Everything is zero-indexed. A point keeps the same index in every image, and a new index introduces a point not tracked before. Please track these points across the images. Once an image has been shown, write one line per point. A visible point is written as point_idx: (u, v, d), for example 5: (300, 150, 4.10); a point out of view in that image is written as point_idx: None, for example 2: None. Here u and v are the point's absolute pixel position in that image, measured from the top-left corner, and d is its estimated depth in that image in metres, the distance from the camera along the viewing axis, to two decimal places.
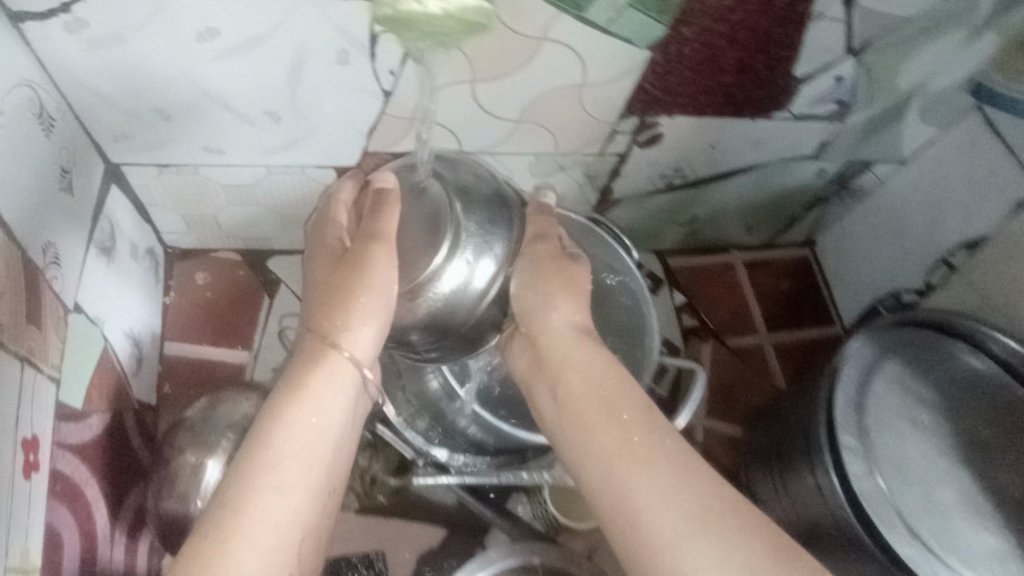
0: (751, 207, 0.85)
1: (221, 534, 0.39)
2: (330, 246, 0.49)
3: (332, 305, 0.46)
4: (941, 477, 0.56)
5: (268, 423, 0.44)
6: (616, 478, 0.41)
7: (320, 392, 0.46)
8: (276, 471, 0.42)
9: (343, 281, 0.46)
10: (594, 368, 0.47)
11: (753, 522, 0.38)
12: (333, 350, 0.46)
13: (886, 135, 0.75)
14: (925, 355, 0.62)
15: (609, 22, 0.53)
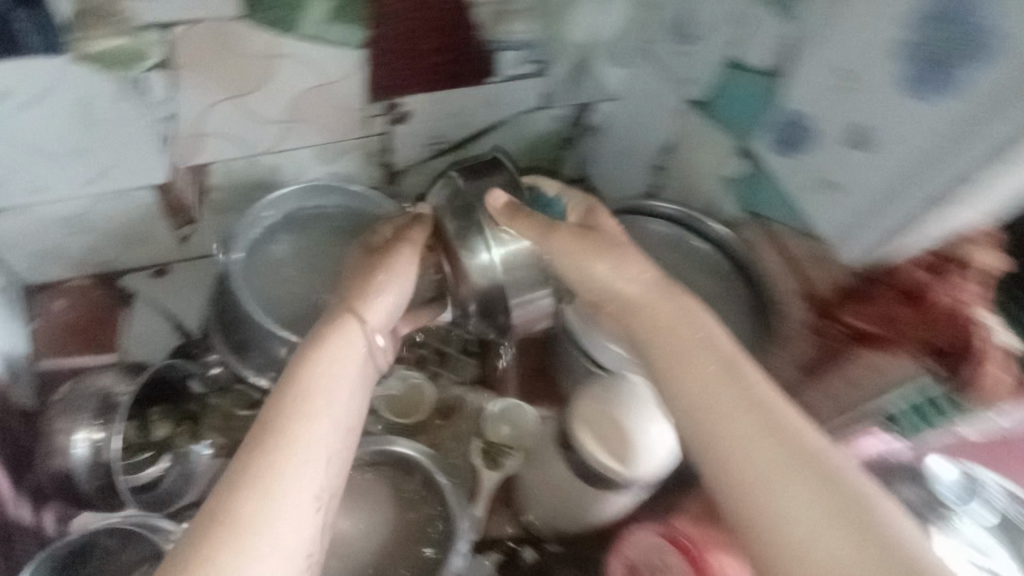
0: (514, 157, 1.07)
1: (265, 450, 0.53)
2: (369, 244, 0.78)
3: (373, 272, 0.73)
4: None
5: (308, 368, 0.61)
6: (713, 426, 0.51)
7: (338, 351, 0.64)
8: (306, 405, 0.57)
9: (377, 258, 0.74)
10: (666, 317, 0.60)
11: (811, 470, 0.47)
12: (356, 318, 0.68)
13: (590, 80, 0.98)
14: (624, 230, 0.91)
15: (319, 32, 0.72)
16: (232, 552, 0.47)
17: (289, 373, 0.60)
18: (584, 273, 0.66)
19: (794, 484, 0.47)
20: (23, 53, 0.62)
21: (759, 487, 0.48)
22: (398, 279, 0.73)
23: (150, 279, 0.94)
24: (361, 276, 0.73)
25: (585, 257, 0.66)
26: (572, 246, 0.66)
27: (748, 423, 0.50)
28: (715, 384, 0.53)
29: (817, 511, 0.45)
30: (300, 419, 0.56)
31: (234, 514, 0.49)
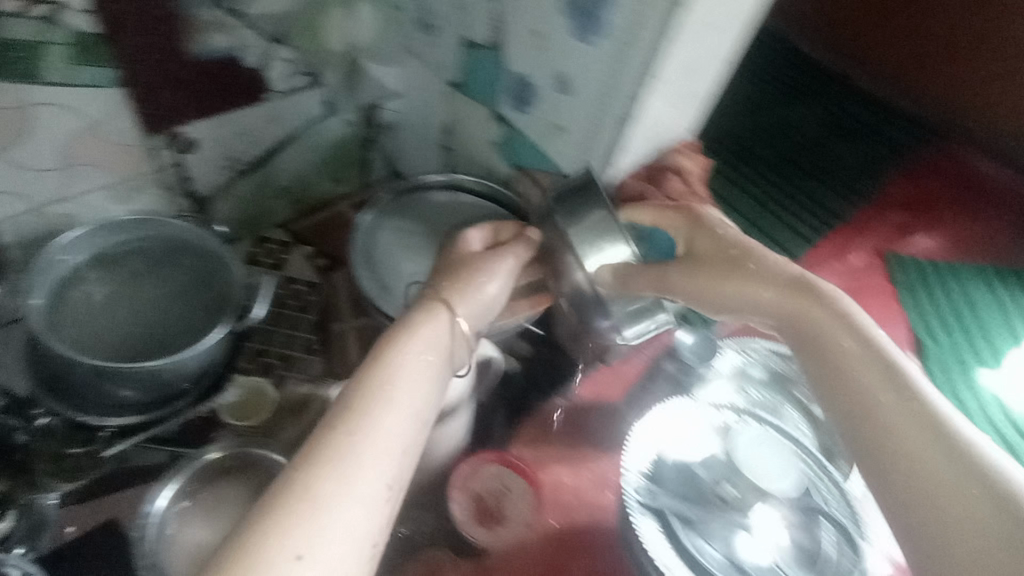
0: (320, 164, 1.20)
1: (336, 433, 0.54)
2: (454, 253, 0.76)
3: (469, 266, 0.72)
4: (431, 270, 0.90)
5: (390, 359, 0.61)
6: (862, 396, 0.54)
7: (422, 339, 0.64)
8: (380, 393, 0.57)
9: (473, 263, 0.73)
10: (794, 310, 0.61)
11: (930, 436, 0.49)
12: (439, 310, 0.67)
13: (361, 80, 1.11)
14: (411, 207, 0.96)
15: (70, 77, 0.77)
16: (329, 482, 0.50)
17: (380, 358, 0.61)
18: (739, 267, 0.65)
19: (884, 387, 0.53)
20: None
21: (866, 358, 0.55)
22: (499, 268, 0.73)
23: None
24: (456, 276, 0.72)
25: (722, 280, 0.65)
26: (705, 262, 0.68)
27: (820, 371, 0.58)
28: (803, 302, 0.61)
29: (940, 463, 0.48)
30: (384, 388, 0.58)
31: (314, 487, 0.50)
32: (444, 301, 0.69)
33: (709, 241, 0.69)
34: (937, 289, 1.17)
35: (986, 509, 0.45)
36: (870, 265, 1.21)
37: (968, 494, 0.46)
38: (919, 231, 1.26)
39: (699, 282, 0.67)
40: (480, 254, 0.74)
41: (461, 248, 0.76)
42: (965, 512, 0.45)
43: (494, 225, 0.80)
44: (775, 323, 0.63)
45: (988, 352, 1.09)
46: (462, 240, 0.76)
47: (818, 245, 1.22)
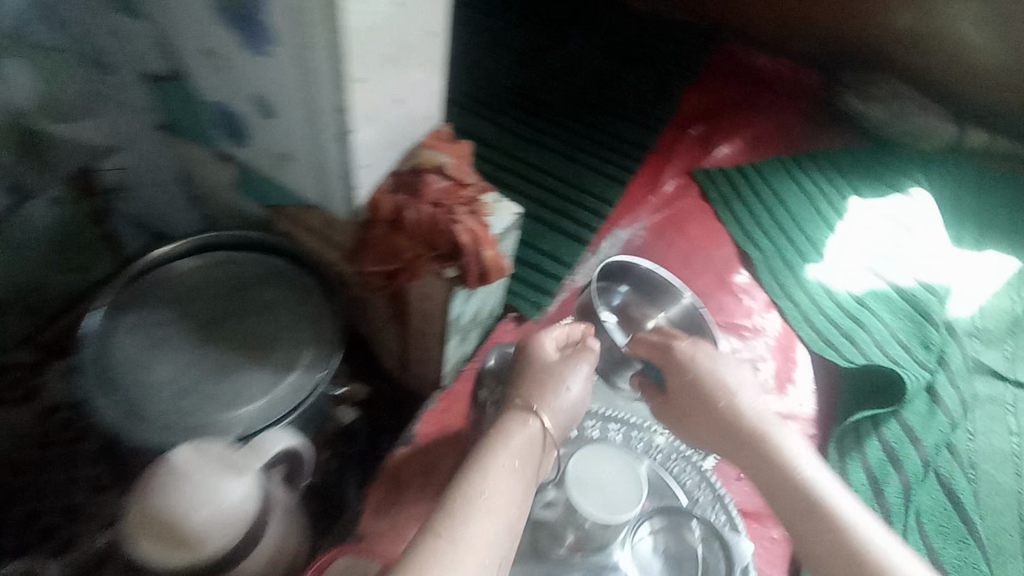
0: (42, 261, 0.90)
1: (435, 534, 0.50)
2: (536, 366, 0.69)
3: (547, 378, 0.68)
4: (192, 363, 0.71)
5: (481, 467, 0.56)
6: (805, 526, 0.56)
7: (514, 451, 0.59)
8: (473, 500, 0.53)
9: (539, 373, 0.68)
10: (745, 456, 0.62)
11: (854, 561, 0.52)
12: (533, 413, 0.64)
13: (54, 145, 0.81)
14: (150, 290, 0.76)
15: None
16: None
17: (470, 463, 0.57)
18: (700, 412, 0.66)
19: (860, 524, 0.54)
20: None
21: (811, 496, 0.57)
22: (579, 374, 0.69)
23: None
24: (537, 372, 0.68)
25: (696, 400, 0.67)
26: (676, 398, 0.69)
27: (767, 481, 0.60)
28: (748, 441, 0.62)
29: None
30: (478, 494, 0.53)
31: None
32: (529, 407, 0.64)
33: (680, 383, 0.69)
34: (748, 195, 1.17)
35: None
36: (681, 187, 1.18)
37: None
38: (719, 139, 1.26)
39: (677, 422, 0.69)
40: (548, 364, 0.69)
41: (536, 352, 0.70)
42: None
43: (564, 327, 0.75)
44: (699, 421, 0.66)
45: (806, 244, 1.10)
46: (533, 353, 0.70)
47: (631, 183, 1.18)
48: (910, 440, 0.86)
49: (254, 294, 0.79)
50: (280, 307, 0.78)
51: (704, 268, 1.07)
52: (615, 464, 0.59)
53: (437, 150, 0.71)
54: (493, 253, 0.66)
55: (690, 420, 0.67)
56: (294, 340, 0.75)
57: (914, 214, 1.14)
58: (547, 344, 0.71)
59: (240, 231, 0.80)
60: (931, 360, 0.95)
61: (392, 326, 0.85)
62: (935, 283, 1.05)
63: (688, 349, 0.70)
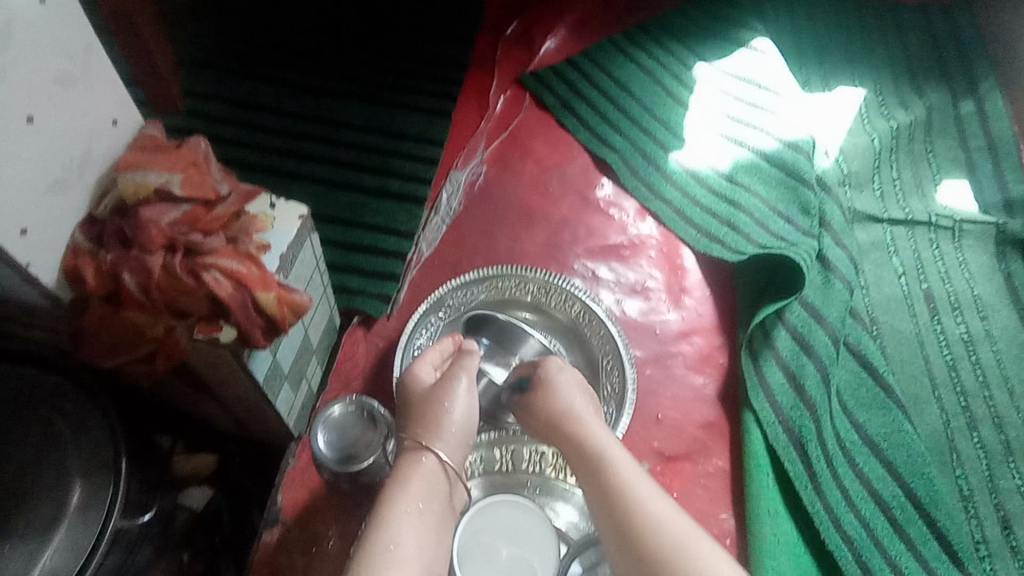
0: None
1: None
2: (421, 393, 0.59)
3: (428, 403, 0.57)
4: None
5: (385, 516, 0.49)
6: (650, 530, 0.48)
7: (417, 494, 0.51)
8: (383, 556, 0.46)
9: (423, 404, 0.58)
10: (586, 458, 0.55)
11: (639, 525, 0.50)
12: (425, 448, 0.55)
13: None
14: None
15: None
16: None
17: (372, 517, 0.49)
18: (557, 433, 0.58)
19: (675, 527, 0.49)
20: None
21: (639, 515, 0.49)
22: (466, 386, 0.59)
23: None
24: (419, 402, 0.58)
25: (554, 415, 0.58)
26: (532, 419, 0.60)
27: (597, 496, 0.52)
28: (588, 453, 0.55)
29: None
30: (386, 549, 0.46)
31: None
32: (422, 446, 0.55)
33: (535, 407, 0.60)
34: (587, 91, 1.02)
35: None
36: (510, 103, 1.01)
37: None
38: (538, 33, 1.08)
39: (541, 436, 0.60)
40: (430, 389, 0.58)
41: (413, 382, 0.60)
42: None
43: (434, 345, 0.63)
44: (556, 432, 0.58)
45: (663, 131, 0.98)
46: (411, 386, 0.60)
47: (454, 112, 0.99)
48: (816, 320, 0.79)
49: None
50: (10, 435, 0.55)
51: (562, 190, 0.93)
52: (517, 512, 0.58)
53: (147, 166, 0.50)
54: (280, 289, 0.48)
55: (547, 434, 0.59)
56: (47, 476, 0.54)
57: (764, 67, 1.05)
58: (421, 369, 0.61)
59: None
60: (813, 225, 0.88)
61: (196, 397, 0.65)
62: (798, 139, 0.97)
63: (539, 365, 0.63)
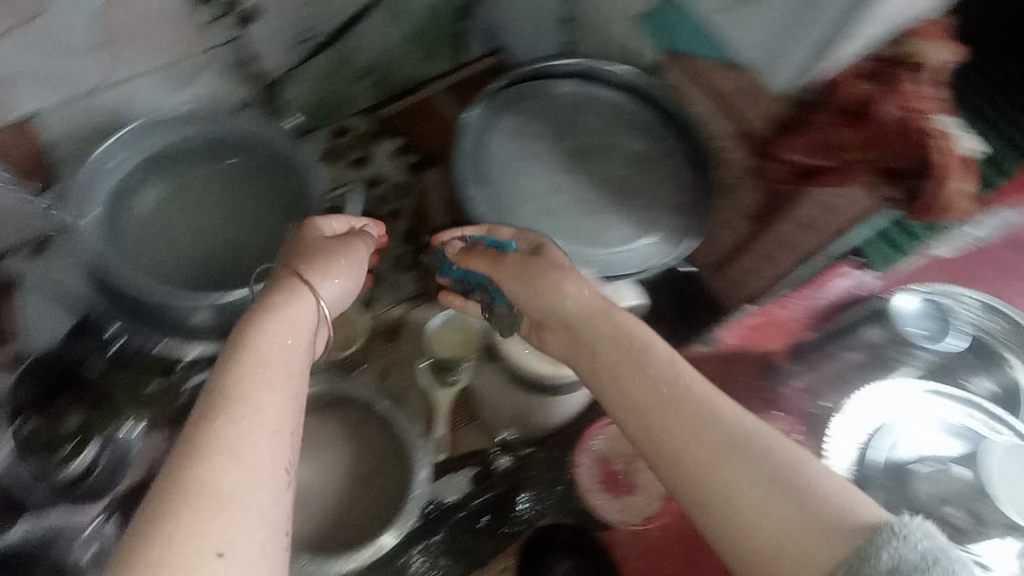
0: (411, 40, 0.95)
1: (208, 421, 0.44)
2: (305, 253, 0.62)
3: (312, 257, 0.61)
4: (559, 187, 0.70)
5: (246, 336, 0.51)
6: (701, 431, 0.43)
7: (284, 322, 0.53)
8: (258, 362, 0.49)
9: (313, 253, 0.61)
10: (609, 359, 0.50)
11: (694, 422, 0.43)
12: (304, 287, 0.58)
13: None
14: (530, 101, 0.74)
15: None
16: (230, 473, 0.42)
17: (235, 335, 0.51)
18: (535, 286, 0.56)
19: (673, 418, 0.44)
20: None
21: (682, 429, 0.43)
22: (351, 262, 0.63)
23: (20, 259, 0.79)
24: (295, 264, 0.60)
25: (531, 276, 0.57)
26: (505, 273, 0.59)
27: (620, 394, 0.48)
28: (570, 301, 0.54)
29: (784, 514, 0.38)
30: (256, 369, 0.48)
31: (213, 481, 0.41)
32: (302, 276, 0.59)
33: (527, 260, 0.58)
34: None
35: (814, 534, 0.36)
36: None
37: (794, 539, 0.37)
38: None
39: (504, 281, 0.58)
40: (316, 243, 0.62)
41: (307, 236, 0.63)
42: (797, 558, 0.36)
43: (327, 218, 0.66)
44: (564, 328, 0.56)
45: None
46: (291, 242, 0.62)
47: None
48: None
49: (625, 138, 0.74)
50: (651, 160, 0.73)
51: None
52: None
53: (933, 43, 0.55)
54: (957, 188, 0.54)
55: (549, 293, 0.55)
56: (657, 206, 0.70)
57: None
58: (326, 223, 0.64)
59: (596, 59, 0.75)
60: None
61: (742, 225, 0.76)
62: None
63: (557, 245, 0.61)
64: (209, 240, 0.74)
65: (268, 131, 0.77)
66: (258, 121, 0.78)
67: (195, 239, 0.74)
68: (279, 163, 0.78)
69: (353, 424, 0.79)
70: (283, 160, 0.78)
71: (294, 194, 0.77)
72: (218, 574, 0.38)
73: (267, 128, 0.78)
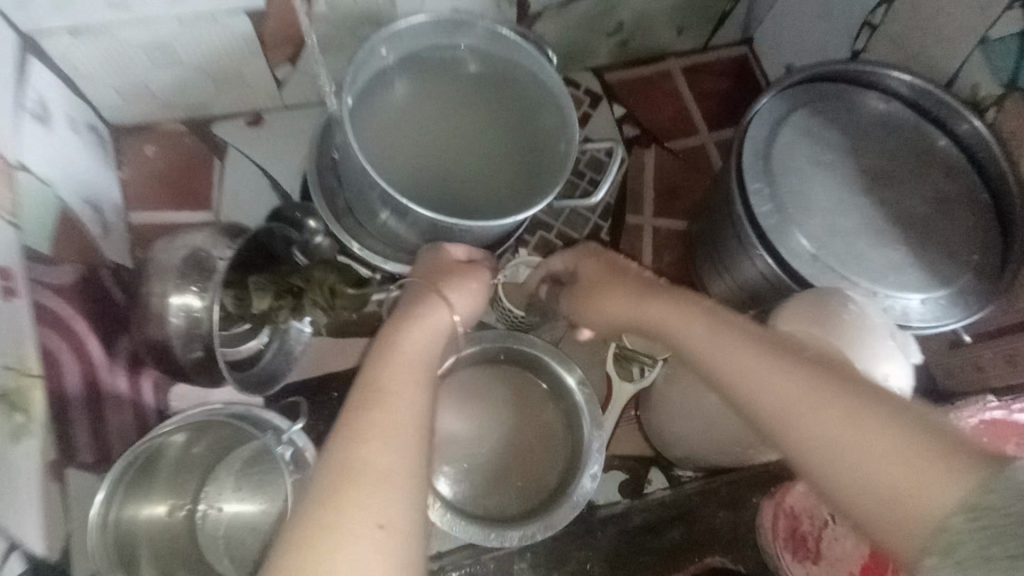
0: (676, 5, 0.86)
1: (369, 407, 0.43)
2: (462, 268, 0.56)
3: (445, 274, 0.55)
4: (849, 210, 0.60)
5: (399, 332, 0.49)
6: (794, 379, 0.40)
7: (422, 324, 0.50)
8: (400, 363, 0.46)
9: (443, 270, 0.56)
10: (697, 322, 0.48)
11: (782, 365, 0.41)
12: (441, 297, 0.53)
13: None
14: (831, 102, 0.65)
15: None
16: (387, 459, 0.41)
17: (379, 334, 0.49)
18: (608, 308, 0.57)
19: (736, 354, 0.44)
20: None
21: (773, 386, 0.41)
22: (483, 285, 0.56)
23: (247, 127, 0.82)
24: (427, 278, 0.55)
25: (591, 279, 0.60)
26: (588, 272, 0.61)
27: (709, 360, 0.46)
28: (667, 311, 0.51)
29: (881, 436, 0.36)
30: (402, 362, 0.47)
31: (370, 467, 0.40)
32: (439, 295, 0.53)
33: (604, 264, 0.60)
34: None
35: (916, 462, 0.34)
36: None
37: (892, 463, 0.35)
38: None
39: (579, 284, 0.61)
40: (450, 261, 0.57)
41: (442, 258, 0.58)
42: (915, 486, 0.34)
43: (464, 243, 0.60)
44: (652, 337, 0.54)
45: None
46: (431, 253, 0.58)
47: None
48: None
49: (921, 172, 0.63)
50: (953, 206, 0.62)
51: None
52: None
53: None
54: None
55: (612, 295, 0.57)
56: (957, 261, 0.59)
57: None
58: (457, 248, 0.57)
59: (931, 85, 0.62)
60: None
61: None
62: None
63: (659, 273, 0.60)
64: (446, 161, 0.64)
65: (543, 59, 0.65)
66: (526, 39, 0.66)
67: (431, 155, 0.64)
68: (531, 99, 0.67)
69: (523, 391, 0.74)
70: (537, 97, 0.67)
71: (546, 139, 0.66)
72: (381, 551, 0.38)
73: (537, 55, 0.65)
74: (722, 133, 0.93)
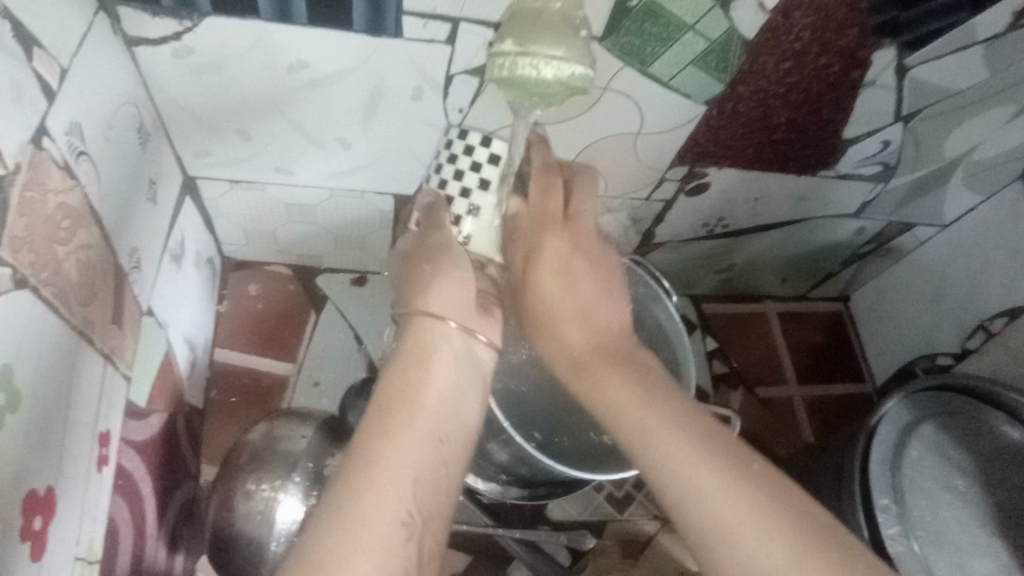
0: (786, 260, 0.88)
1: (354, 474, 0.37)
2: (427, 256, 0.50)
3: (418, 277, 0.49)
4: (974, 546, 0.56)
5: (397, 371, 0.44)
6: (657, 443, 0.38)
7: (419, 352, 0.46)
8: (416, 411, 0.42)
9: (432, 253, 0.50)
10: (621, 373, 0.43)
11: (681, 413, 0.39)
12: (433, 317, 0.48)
13: (927, 200, 0.76)
14: (959, 419, 0.63)
15: (670, 77, 0.55)
16: (359, 546, 0.34)
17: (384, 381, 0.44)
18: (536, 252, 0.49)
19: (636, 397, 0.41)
20: (346, 29, 0.48)
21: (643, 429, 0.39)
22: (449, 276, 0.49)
23: (349, 285, 0.81)
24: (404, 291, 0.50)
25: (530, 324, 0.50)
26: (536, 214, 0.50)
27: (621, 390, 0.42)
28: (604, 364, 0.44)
29: (784, 550, 0.33)
30: (398, 388, 0.43)
31: (338, 550, 0.34)
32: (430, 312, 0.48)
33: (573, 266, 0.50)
34: None
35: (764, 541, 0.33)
36: None
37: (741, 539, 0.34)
38: None
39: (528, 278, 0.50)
40: (417, 259, 0.50)
41: (420, 247, 0.51)
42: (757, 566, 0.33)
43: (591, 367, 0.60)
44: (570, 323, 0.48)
45: None
46: (411, 269, 0.50)
47: None
48: None
49: None
50: None
51: None
52: None
53: None
54: None
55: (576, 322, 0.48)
56: None
57: None
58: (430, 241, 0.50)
59: None
60: None
61: None
62: None
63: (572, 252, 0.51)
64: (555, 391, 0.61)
65: (669, 302, 0.61)
66: (643, 266, 0.64)
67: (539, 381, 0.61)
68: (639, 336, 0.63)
69: None
70: (655, 337, 0.63)
71: None
72: None
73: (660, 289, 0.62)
74: (810, 390, 0.92)
